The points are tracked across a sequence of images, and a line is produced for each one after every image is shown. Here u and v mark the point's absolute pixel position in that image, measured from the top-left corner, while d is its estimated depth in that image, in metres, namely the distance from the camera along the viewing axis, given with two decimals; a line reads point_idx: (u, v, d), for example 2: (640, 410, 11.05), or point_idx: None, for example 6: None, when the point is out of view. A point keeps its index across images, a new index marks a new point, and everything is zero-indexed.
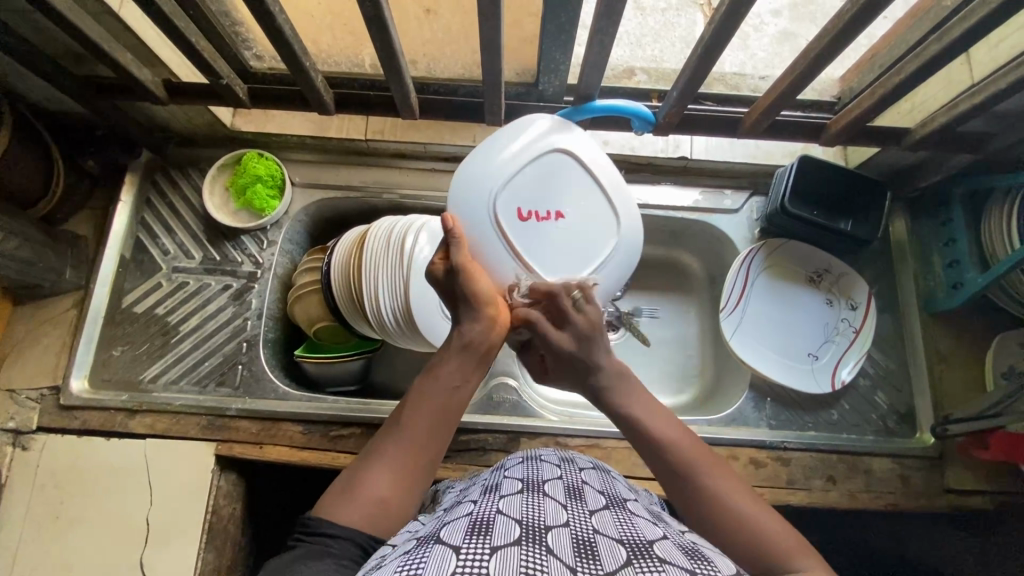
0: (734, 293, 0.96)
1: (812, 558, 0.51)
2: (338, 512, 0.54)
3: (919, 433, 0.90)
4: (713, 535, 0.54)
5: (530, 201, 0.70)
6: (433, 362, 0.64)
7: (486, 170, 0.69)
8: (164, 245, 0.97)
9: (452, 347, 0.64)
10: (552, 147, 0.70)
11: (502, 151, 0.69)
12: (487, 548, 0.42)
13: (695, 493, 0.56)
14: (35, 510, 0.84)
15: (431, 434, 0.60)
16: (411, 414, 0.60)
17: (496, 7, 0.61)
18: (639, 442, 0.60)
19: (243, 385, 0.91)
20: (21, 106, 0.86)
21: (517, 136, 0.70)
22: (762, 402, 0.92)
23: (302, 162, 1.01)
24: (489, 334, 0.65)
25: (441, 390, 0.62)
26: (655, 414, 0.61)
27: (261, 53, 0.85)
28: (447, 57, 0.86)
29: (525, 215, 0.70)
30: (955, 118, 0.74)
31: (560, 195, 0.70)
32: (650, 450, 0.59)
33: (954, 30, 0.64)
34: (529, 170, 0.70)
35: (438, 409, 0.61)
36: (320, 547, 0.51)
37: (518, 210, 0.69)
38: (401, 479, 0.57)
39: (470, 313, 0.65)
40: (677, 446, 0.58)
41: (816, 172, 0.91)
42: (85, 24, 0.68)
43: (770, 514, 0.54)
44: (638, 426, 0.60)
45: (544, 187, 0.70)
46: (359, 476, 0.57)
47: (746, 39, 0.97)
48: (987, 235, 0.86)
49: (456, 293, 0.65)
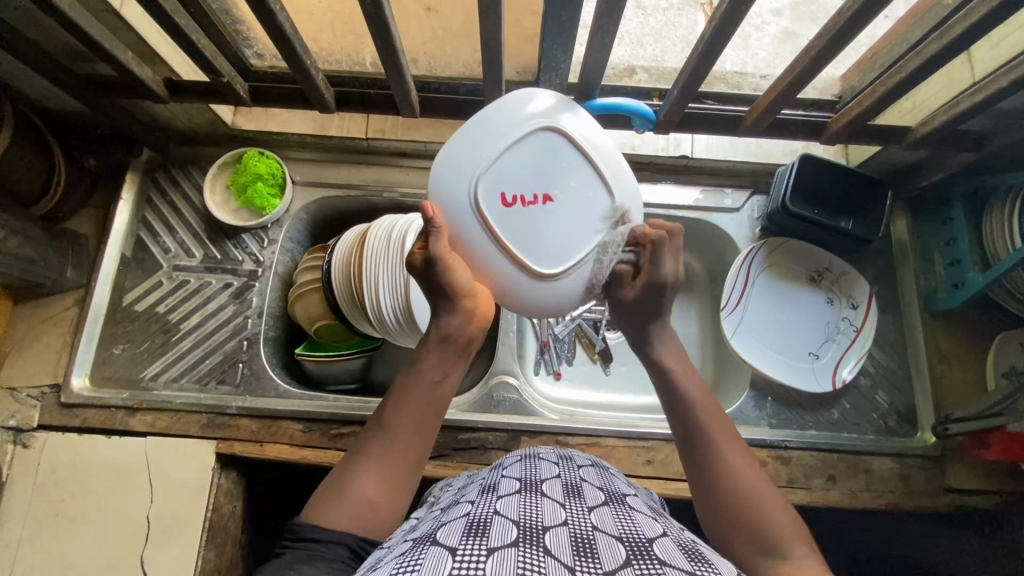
0: (735, 291, 0.95)
1: (805, 545, 0.52)
2: (326, 513, 0.55)
3: (920, 433, 0.90)
4: (707, 500, 0.58)
5: (515, 185, 0.64)
6: (415, 360, 0.66)
7: (466, 154, 0.64)
8: (165, 243, 0.97)
9: (430, 340, 0.66)
10: (541, 125, 0.65)
11: (483, 133, 0.64)
12: (484, 550, 0.42)
13: (707, 446, 0.60)
14: (36, 508, 0.84)
15: (415, 432, 0.61)
16: (395, 413, 0.62)
17: (496, 4, 0.60)
18: (669, 392, 0.66)
19: (244, 384, 0.91)
20: (22, 104, 0.86)
21: (503, 114, 0.64)
22: (763, 401, 0.92)
23: (303, 161, 1.01)
24: (467, 326, 0.67)
25: (423, 389, 0.63)
26: (692, 379, 0.66)
27: (262, 52, 0.85)
28: (448, 57, 0.86)
29: (509, 201, 0.64)
30: (956, 117, 0.74)
31: (548, 177, 0.64)
32: (676, 402, 0.65)
33: (955, 29, 0.63)
34: (515, 151, 0.64)
35: (421, 406, 0.62)
36: (307, 552, 0.52)
37: (502, 196, 0.64)
38: (387, 478, 0.58)
39: (448, 305, 0.65)
40: (703, 411, 0.63)
41: (818, 172, 0.90)
42: (86, 23, 0.68)
43: (768, 488, 0.57)
44: (675, 385, 0.66)
45: (532, 169, 0.64)
46: (346, 476, 0.58)
47: (748, 38, 0.97)
48: (988, 235, 0.86)
49: (434, 285, 0.65)
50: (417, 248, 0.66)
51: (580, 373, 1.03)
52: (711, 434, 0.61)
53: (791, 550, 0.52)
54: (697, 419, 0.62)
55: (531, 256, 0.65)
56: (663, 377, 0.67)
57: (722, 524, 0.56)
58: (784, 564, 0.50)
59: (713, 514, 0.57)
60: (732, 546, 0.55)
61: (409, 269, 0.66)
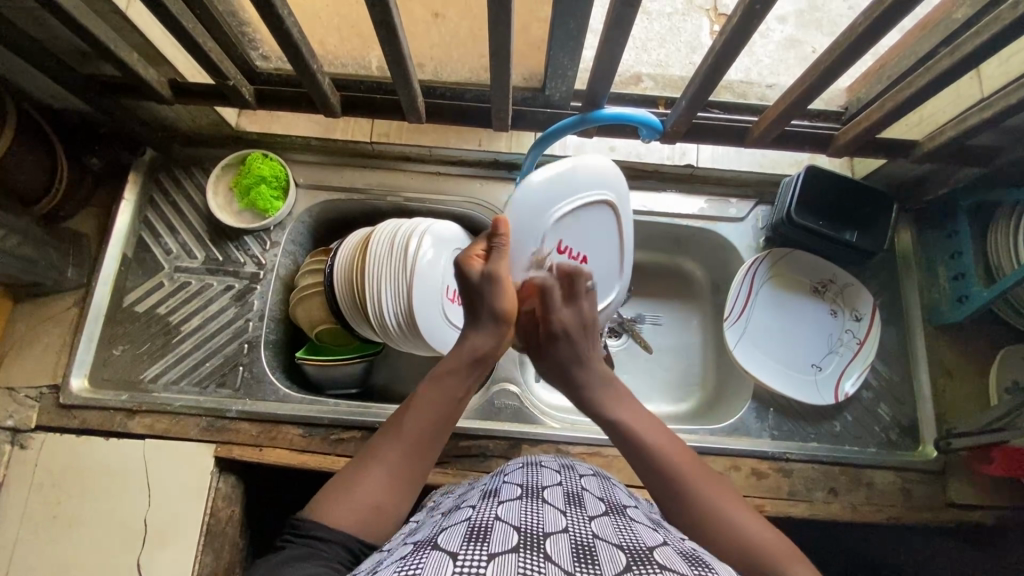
0: (735, 307, 0.95)
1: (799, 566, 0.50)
2: (330, 513, 0.54)
3: (920, 446, 0.90)
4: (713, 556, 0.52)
5: (570, 239, 0.79)
6: (436, 371, 0.65)
7: (534, 205, 0.73)
8: (167, 244, 0.97)
9: (461, 357, 0.65)
10: (601, 196, 0.78)
11: (564, 184, 0.75)
12: (484, 555, 0.42)
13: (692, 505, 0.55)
14: (33, 509, 0.83)
15: (429, 441, 0.60)
16: (410, 419, 0.60)
17: (506, 13, 0.60)
18: (631, 450, 0.61)
19: (244, 387, 0.91)
20: (27, 104, 0.86)
21: (584, 174, 0.76)
22: (764, 412, 0.91)
23: (307, 163, 1.00)
24: (496, 350, 0.68)
25: (440, 401, 0.62)
26: (653, 427, 0.62)
27: (268, 53, 0.83)
28: (453, 62, 0.85)
29: (562, 249, 0.78)
30: (963, 133, 0.75)
31: (591, 245, 0.82)
32: (642, 456, 0.60)
33: (967, 45, 0.63)
34: (577, 211, 0.77)
35: (437, 415, 0.61)
36: (308, 549, 0.50)
37: (559, 244, 0.78)
38: (396, 485, 0.57)
39: (489, 325, 0.67)
40: (675, 465, 0.58)
41: (821, 183, 0.90)
42: (91, 23, 0.68)
43: (745, 512, 0.54)
44: (636, 439, 0.61)
45: (585, 232, 0.80)
46: (356, 477, 0.56)
47: (752, 44, 0.96)
48: (992, 249, 0.86)
49: (480, 297, 0.67)
50: (476, 254, 0.69)
51: None
52: (690, 483, 0.56)
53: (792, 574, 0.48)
54: (674, 477, 0.57)
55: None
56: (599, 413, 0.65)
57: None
58: None
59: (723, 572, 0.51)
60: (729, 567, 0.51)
61: (462, 270, 0.68)
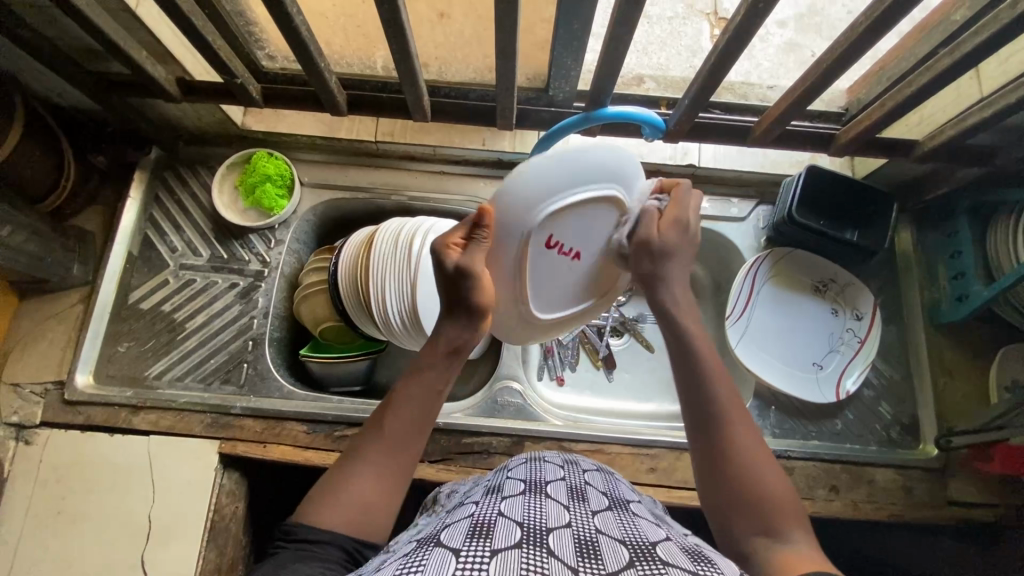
0: (739, 302, 0.96)
1: (800, 528, 0.51)
2: (319, 517, 0.54)
3: (921, 445, 0.91)
4: (720, 486, 0.55)
5: (565, 234, 0.62)
6: (415, 365, 0.62)
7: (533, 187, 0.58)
8: (172, 242, 0.97)
9: (436, 351, 0.62)
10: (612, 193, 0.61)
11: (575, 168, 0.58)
12: (488, 551, 0.42)
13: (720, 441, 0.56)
14: (37, 504, 0.83)
15: (409, 440, 0.59)
16: (389, 418, 0.59)
17: (512, 11, 0.61)
18: (685, 367, 0.60)
19: (249, 384, 0.91)
20: (34, 101, 0.87)
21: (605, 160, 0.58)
22: (766, 411, 0.92)
23: (313, 162, 1.01)
24: (473, 341, 0.63)
25: (419, 397, 0.60)
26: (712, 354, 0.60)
27: (274, 53, 0.84)
28: (459, 62, 0.86)
29: (552, 244, 0.62)
30: (963, 132, 0.75)
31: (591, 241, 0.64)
32: (692, 377, 0.59)
33: (966, 44, 0.64)
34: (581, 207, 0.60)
35: (416, 412, 0.60)
36: (302, 552, 0.51)
37: (549, 238, 0.61)
38: (382, 484, 0.57)
39: (463, 318, 0.62)
40: (719, 399, 0.58)
41: (824, 182, 0.91)
42: (101, 20, 0.69)
43: (766, 462, 0.55)
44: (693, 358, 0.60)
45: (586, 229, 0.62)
46: (342, 480, 0.56)
47: (752, 48, 0.97)
48: (992, 249, 0.87)
49: (454, 290, 0.61)
50: (454, 243, 0.61)
51: (582, 379, 1.03)
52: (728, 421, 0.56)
53: (789, 534, 0.50)
54: (715, 410, 0.57)
55: (534, 293, 0.66)
56: (675, 337, 0.62)
57: (727, 507, 0.54)
58: (783, 552, 0.49)
59: (722, 504, 0.54)
60: (736, 530, 0.53)
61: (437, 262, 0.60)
